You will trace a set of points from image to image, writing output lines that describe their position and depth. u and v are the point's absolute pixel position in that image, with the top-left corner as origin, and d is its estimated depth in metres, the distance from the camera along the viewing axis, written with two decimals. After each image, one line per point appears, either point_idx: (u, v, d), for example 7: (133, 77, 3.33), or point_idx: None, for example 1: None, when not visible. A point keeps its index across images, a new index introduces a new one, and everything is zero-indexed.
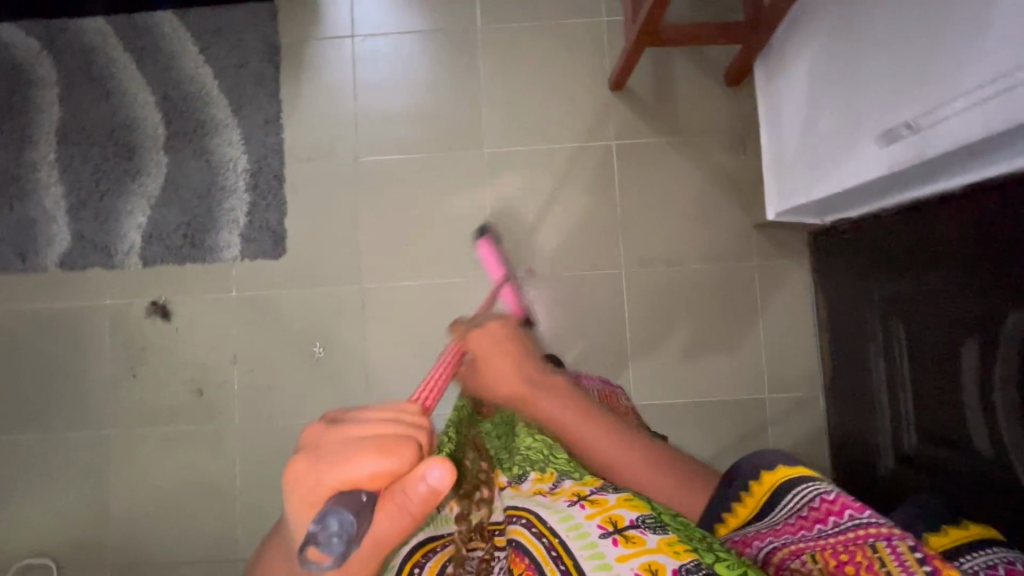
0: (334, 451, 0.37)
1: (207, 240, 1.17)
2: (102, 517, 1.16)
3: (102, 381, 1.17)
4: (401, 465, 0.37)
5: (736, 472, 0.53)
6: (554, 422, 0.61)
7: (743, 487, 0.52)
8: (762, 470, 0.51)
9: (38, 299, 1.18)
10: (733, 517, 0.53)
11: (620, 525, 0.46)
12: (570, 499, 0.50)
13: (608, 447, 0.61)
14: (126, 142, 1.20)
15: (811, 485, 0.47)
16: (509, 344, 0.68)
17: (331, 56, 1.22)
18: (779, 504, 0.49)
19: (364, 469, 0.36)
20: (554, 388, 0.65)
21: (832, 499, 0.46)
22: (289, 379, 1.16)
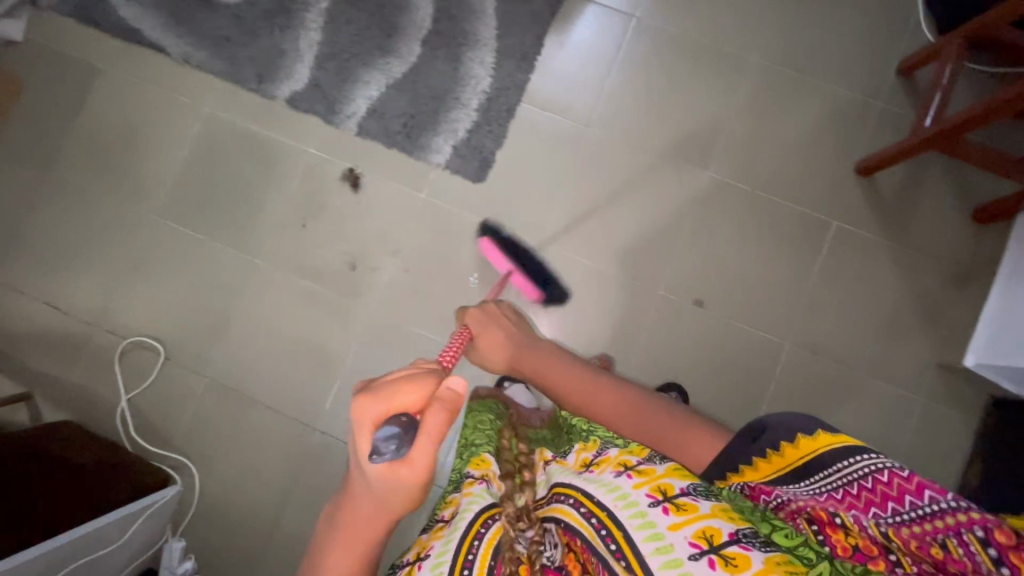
0: (382, 390, 0.60)
1: (421, 138, 1.21)
2: (219, 333, 1.22)
3: (274, 216, 1.24)
4: (426, 389, 0.62)
5: (771, 430, 0.65)
6: (532, 365, 0.94)
7: (780, 440, 0.63)
8: (801, 434, 0.62)
9: (256, 122, 1.25)
10: (760, 465, 0.65)
11: (671, 495, 0.55)
12: (617, 471, 0.60)
13: (594, 394, 0.87)
14: (391, 20, 1.25)
15: (863, 463, 0.57)
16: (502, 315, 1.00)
17: (605, 25, 1.23)
18: (820, 470, 0.60)
19: (408, 399, 0.60)
20: (542, 352, 0.95)
21: (888, 482, 0.55)
22: (435, 293, 1.19)
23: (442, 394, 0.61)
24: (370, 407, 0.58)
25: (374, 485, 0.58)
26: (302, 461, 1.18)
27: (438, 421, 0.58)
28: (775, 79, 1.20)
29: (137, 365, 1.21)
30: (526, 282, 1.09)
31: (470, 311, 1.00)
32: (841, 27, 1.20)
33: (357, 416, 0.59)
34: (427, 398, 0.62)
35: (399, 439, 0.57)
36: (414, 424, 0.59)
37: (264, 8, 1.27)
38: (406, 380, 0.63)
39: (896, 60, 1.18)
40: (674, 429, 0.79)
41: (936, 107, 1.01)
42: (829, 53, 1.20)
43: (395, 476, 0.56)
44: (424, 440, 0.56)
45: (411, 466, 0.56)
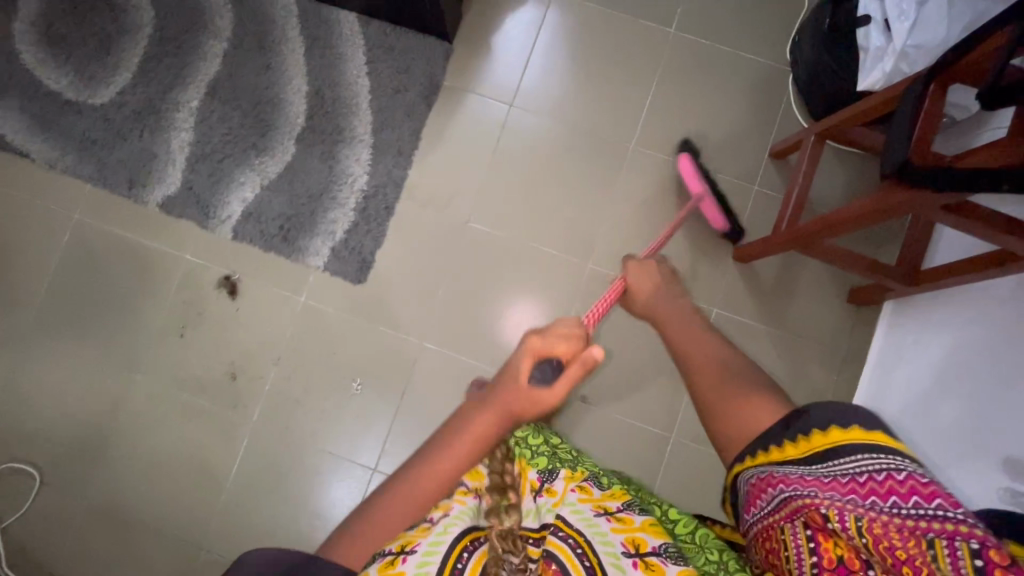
0: (549, 337, 0.64)
1: (299, 240, 1.18)
2: (97, 453, 1.17)
3: (151, 327, 1.19)
4: (583, 344, 0.62)
5: (804, 415, 0.54)
6: (669, 329, 0.73)
7: (810, 428, 0.53)
8: (835, 422, 0.52)
9: (129, 229, 1.21)
10: (777, 450, 0.55)
11: (643, 551, 0.59)
12: (597, 510, 0.64)
13: (682, 338, 0.70)
14: (265, 118, 1.21)
15: (873, 461, 0.49)
16: (657, 276, 0.83)
17: (483, 116, 1.22)
18: (833, 460, 0.51)
19: (560, 344, 0.64)
20: (678, 312, 0.76)
21: (900, 480, 0.48)
22: (319, 401, 1.16)
23: (584, 355, 0.60)
24: (532, 342, 0.63)
25: (511, 394, 0.60)
26: None
27: (573, 376, 0.59)
28: (654, 164, 1.20)
29: (12, 492, 1.16)
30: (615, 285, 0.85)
31: (632, 262, 0.86)
32: (717, 109, 1.20)
33: (523, 345, 0.64)
34: (576, 351, 0.62)
35: (550, 374, 0.61)
36: (565, 367, 0.62)
37: (131, 108, 1.22)
38: (562, 338, 0.64)
39: (770, 143, 1.19)
40: (739, 393, 0.61)
41: (790, 213, 1.03)
42: (706, 136, 1.20)
43: (527, 399, 0.60)
44: (559, 386, 0.59)
45: (548, 395, 0.60)
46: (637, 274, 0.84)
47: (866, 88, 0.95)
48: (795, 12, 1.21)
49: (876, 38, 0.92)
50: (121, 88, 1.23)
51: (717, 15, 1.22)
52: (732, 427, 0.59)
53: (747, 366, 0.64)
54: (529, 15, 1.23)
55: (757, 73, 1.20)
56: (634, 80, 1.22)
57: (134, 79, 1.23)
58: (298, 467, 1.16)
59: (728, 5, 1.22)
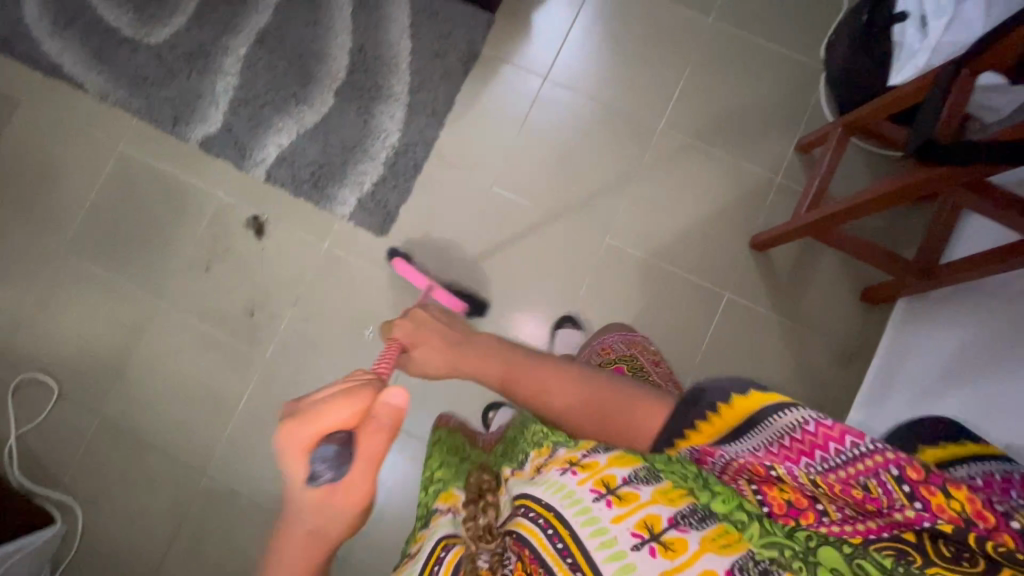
0: (314, 411, 0.57)
1: (328, 189, 1.22)
2: (115, 374, 1.22)
3: (179, 258, 1.24)
4: (360, 404, 0.58)
5: (703, 395, 0.61)
6: (467, 359, 0.88)
7: (714, 405, 0.59)
8: (723, 401, 0.58)
9: (168, 163, 1.26)
10: (701, 430, 0.60)
11: (614, 486, 0.51)
12: (562, 467, 0.55)
13: (541, 380, 0.79)
14: (308, 70, 1.26)
15: (792, 418, 0.53)
16: (433, 325, 0.93)
17: (517, 87, 1.25)
18: (755, 429, 0.55)
19: (342, 414, 0.57)
20: (499, 357, 0.87)
21: (815, 429, 0.51)
22: (331, 345, 1.20)
23: (379, 411, 0.58)
24: (299, 433, 0.55)
25: (307, 514, 0.56)
26: (189, 506, 1.17)
27: (377, 441, 0.57)
28: (680, 148, 1.22)
29: (31, 401, 1.21)
30: (447, 296, 1.14)
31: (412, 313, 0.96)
32: (747, 100, 1.22)
33: (282, 442, 0.56)
34: (359, 416, 0.58)
35: (333, 460, 0.55)
36: (350, 440, 0.57)
37: (183, 50, 1.28)
38: (336, 392, 0.60)
39: (795, 137, 1.21)
40: (623, 404, 0.72)
41: (809, 201, 1.04)
42: (733, 126, 1.22)
43: (335, 494, 0.56)
44: (360, 467, 0.55)
45: (354, 477, 0.55)
46: (427, 327, 0.93)
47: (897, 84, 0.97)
48: (832, 13, 1.23)
49: (912, 35, 0.94)
50: (175, 30, 1.29)
51: (755, 9, 1.24)
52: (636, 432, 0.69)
53: (595, 376, 0.78)
54: None
55: (790, 68, 1.22)
56: (668, 65, 1.24)
57: (188, 23, 1.29)
58: None
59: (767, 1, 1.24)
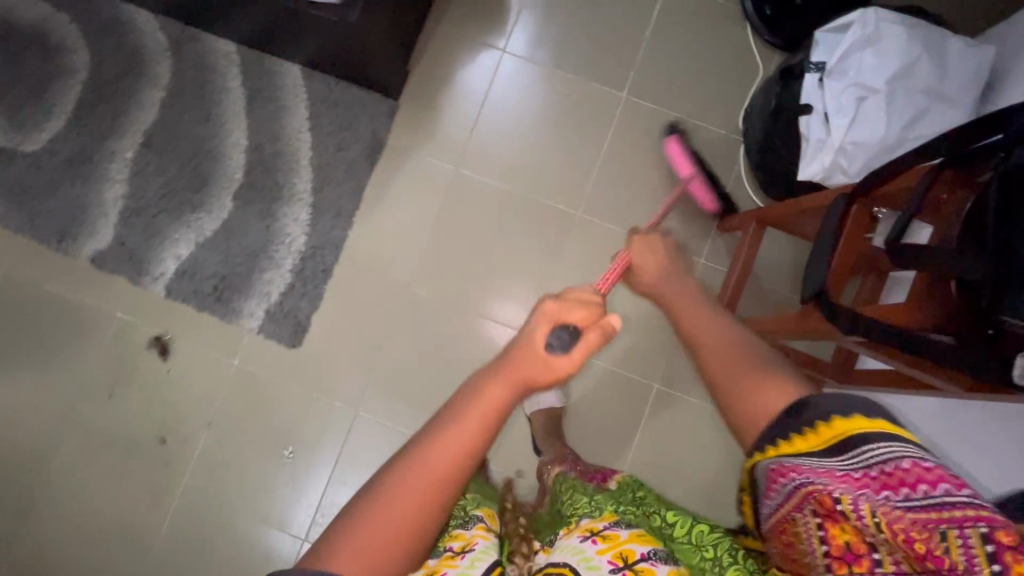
0: (563, 306, 0.64)
1: (233, 301, 1.15)
2: (20, 515, 1.14)
3: (79, 385, 1.16)
4: (585, 318, 0.65)
5: (811, 403, 0.47)
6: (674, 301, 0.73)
7: (818, 416, 0.46)
8: (836, 414, 0.45)
9: (58, 283, 1.18)
10: (797, 440, 0.47)
11: (632, 561, 0.54)
12: (584, 535, 0.59)
13: (685, 313, 0.69)
14: (202, 173, 1.18)
15: (883, 450, 0.43)
16: (661, 248, 0.85)
17: (427, 175, 1.19)
18: (848, 453, 0.44)
19: (575, 312, 0.64)
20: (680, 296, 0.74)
21: (906, 468, 0.41)
22: (250, 468, 1.14)
23: (604, 322, 0.64)
24: (552, 309, 0.64)
25: (532, 360, 0.59)
26: None
27: (595, 338, 0.62)
28: (602, 231, 1.17)
29: None
30: (703, 192, 1.11)
31: (636, 236, 0.88)
32: (665, 178, 1.18)
33: (541, 312, 0.63)
34: (585, 321, 0.65)
35: (562, 337, 0.61)
36: (575, 334, 0.62)
37: (63, 156, 1.18)
38: (579, 300, 0.66)
39: (718, 214, 1.17)
40: (747, 373, 0.54)
41: (727, 302, 1.02)
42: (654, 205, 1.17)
43: (547, 359, 0.59)
44: (579, 351, 0.60)
45: (561, 362, 0.60)
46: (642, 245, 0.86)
47: (805, 178, 0.91)
48: (745, 82, 1.19)
49: (817, 129, 0.90)
50: (52, 135, 1.19)
51: (667, 80, 1.20)
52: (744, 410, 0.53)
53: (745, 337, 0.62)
54: (479, 73, 1.21)
55: (707, 142, 1.18)
56: (584, 144, 1.19)
57: (68, 126, 1.19)
58: (227, 534, 1.13)
59: (678, 72, 1.20)
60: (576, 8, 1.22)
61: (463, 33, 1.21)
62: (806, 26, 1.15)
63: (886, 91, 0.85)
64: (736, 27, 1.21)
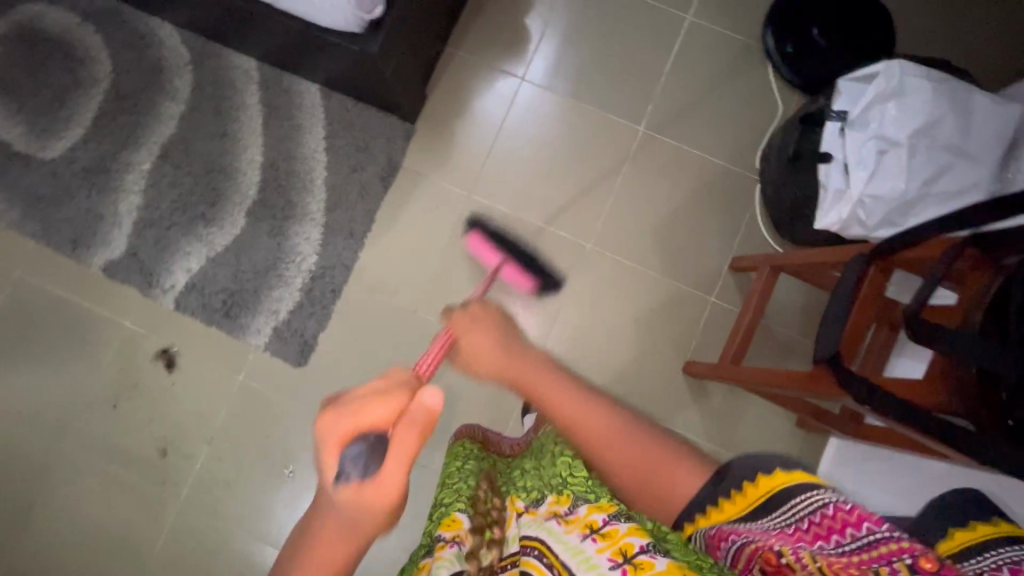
0: (351, 406, 0.59)
1: (241, 318, 1.15)
2: (19, 519, 1.15)
3: (84, 395, 1.17)
4: (400, 401, 0.60)
5: (733, 471, 0.57)
6: (534, 384, 0.73)
7: (735, 485, 0.56)
8: (749, 477, 0.55)
9: (69, 291, 1.18)
10: (725, 505, 0.57)
11: (631, 555, 0.53)
12: (583, 530, 0.57)
13: (562, 404, 0.70)
14: (216, 187, 1.18)
15: (805, 500, 0.50)
16: (488, 323, 0.81)
17: (440, 200, 1.19)
18: (773, 512, 0.52)
19: (378, 411, 0.59)
20: (535, 363, 0.75)
21: (832, 514, 0.48)
22: (250, 485, 1.14)
23: (414, 409, 0.58)
24: (336, 425, 0.57)
25: (341, 510, 0.57)
26: None
27: (410, 435, 0.57)
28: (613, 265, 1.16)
29: None
30: (520, 274, 0.97)
31: (456, 314, 0.83)
32: (679, 213, 1.17)
33: (324, 437, 0.57)
34: (394, 414, 0.59)
35: (363, 458, 0.56)
36: (382, 441, 0.58)
37: (80, 165, 1.19)
38: (382, 385, 0.62)
39: (731, 254, 1.16)
40: (657, 461, 0.64)
41: (737, 346, 1.01)
42: (667, 241, 1.16)
43: (364, 492, 0.56)
44: (389, 470, 0.56)
45: (386, 480, 0.56)
46: (472, 332, 0.80)
47: (821, 227, 0.91)
48: (764, 121, 1.19)
49: (836, 180, 0.89)
50: (71, 144, 1.20)
51: (684, 115, 1.20)
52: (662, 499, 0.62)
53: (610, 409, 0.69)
54: (497, 98, 1.21)
55: (722, 179, 1.18)
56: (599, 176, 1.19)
57: (87, 135, 1.20)
58: (222, 550, 1.13)
59: (696, 108, 1.20)
60: (596, 39, 1.22)
61: (482, 58, 1.21)
62: (827, 69, 1.14)
63: (908, 145, 0.84)
64: (757, 65, 1.20)
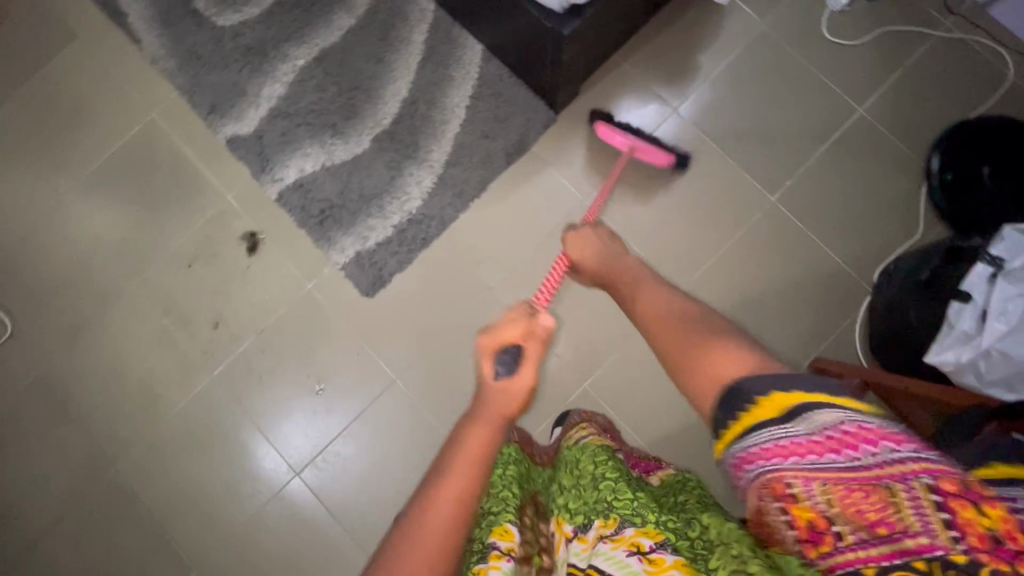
0: (499, 326, 0.67)
1: (331, 231, 1.18)
2: (69, 332, 1.20)
3: (167, 246, 1.22)
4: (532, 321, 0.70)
5: (745, 385, 0.47)
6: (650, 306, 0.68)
7: (750, 398, 0.46)
8: (765, 394, 0.46)
9: (190, 148, 1.24)
10: (737, 425, 0.47)
11: None
12: (628, 550, 0.55)
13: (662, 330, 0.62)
14: (355, 105, 1.22)
15: (831, 415, 0.43)
16: (596, 240, 0.91)
17: (554, 194, 1.19)
18: (791, 427, 0.44)
19: (511, 324, 0.70)
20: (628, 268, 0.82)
21: (853, 431, 0.42)
22: (279, 386, 1.17)
23: (538, 330, 0.69)
24: (491, 337, 0.66)
25: (493, 401, 0.59)
26: (89, 486, 1.16)
27: (536, 347, 0.66)
28: None
29: None
30: (653, 153, 1.13)
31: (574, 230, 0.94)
32: (778, 292, 1.14)
33: (484, 341, 0.66)
34: (526, 333, 0.67)
35: (513, 360, 0.63)
36: (522, 350, 0.65)
37: (244, 41, 1.25)
38: (509, 316, 0.70)
39: (815, 354, 1.12)
40: (696, 341, 0.56)
41: None
42: (756, 315, 1.14)
43: (511, 387, 0.61)
44: (519, 384, 0.61)
45: (518, 384, 0.61)
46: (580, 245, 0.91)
47: (933, 361, 0.87)
48: (896, 237, 1.15)
49: (968, 322, 0.85)
50: (244, 19, 1.25)
51: (820, 202, 1.16)
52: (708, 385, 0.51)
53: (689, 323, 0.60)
54: (644, 119, 1.20)
55: (832, 277, 1.14)
56: (714, 229, 1.17)
57: (260, 17, 1.25)
58: (233, 433, 1.16)
59: (834, 200, 1.16)
60: (760, 98, 1.20)
61: (644, 76, 1.21)
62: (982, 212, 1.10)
63: None
64: (912, 181, 1.16)
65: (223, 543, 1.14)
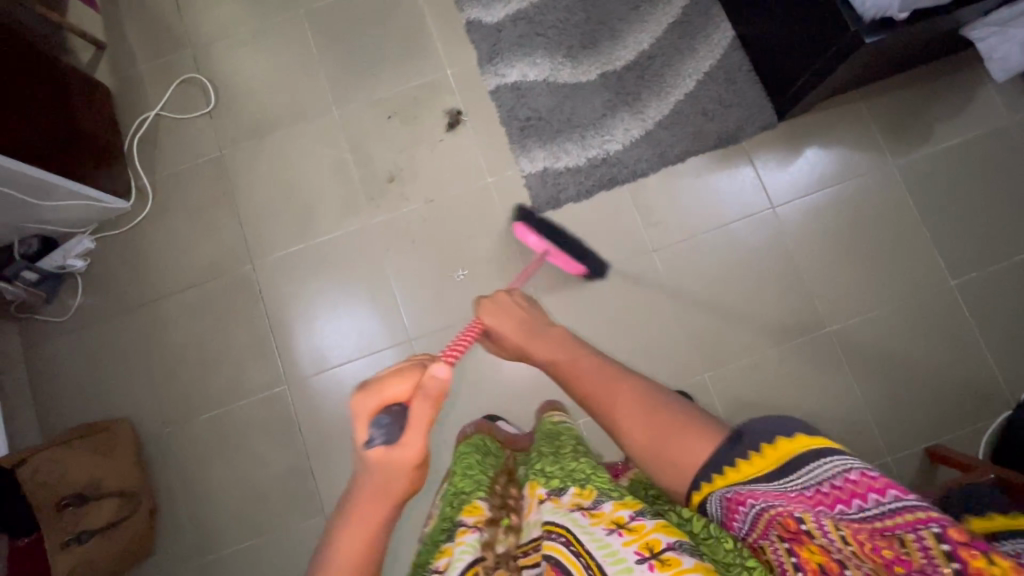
0: (373, 386, 0.60)
1: (529, 140, 1.22)
2: (257, 130, 1.26)
3: (374, 91, 1.26)
4: (409, 377, 0.61)
5: (746, 431, 0.54)
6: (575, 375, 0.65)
7: (752, 446, 0.53)
8: (766, 440, 0.52)
9: (431, 15, 1.28)
10: (732, 471, 0.53)
11: (658, 550, 0.50)
12: (608, 525, 0.54)
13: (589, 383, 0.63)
14: (597, 37, 1.25)
15: (833, 461, 0.49)
16: (515, 311, 0.77)
17: (744, 193, 1.21)
18: (797, 471, 0.51)
19: (397, 388, 0.60)
20: (550, 341, 0.71)
21: (854, 480, 0.48)
22: (425, 257, 1.21)
23: (426, 382, 0.60)
24: (365, 402, 0.59)
25: (374, 472, 0.56)
26: (220, 271, 1.21)
27: (424, 407, 0.58)
28: (831, 359, 1.15)
29: (183, 98, 1.27)
30: (567, 260, 1.11)
31: (486, 300, 0.80)
32: (921, 370, 1.14)
33: (358, 409, 0.58)
34: (410, 389, 0.60)
35: (390, 427, 0.57)
36: (402, 412, 0.59)
37: None
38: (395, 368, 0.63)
39: (935, 440, 1.12)
40: (662, 428, 0.57)
41: None
42: (890, 381, 1.14)
43: (383, 461, 0.55)
44: (393, 454, 0.55)
45: (400, 453, 0.55)
46: (489, 313, 0.77)
47: None
48: None
49: None
50: None
51: (997, 306, 1.15)
52: (662, 466, 0.57)
53: (634, 379, 0.62)
54: (856, 160, 1.21)
55: (980, 377, 1.14)
56: (882, 287, 1.17)
57: None
58: (365, 281, 1.21)
59: (1012, 308, 1.15)
60: (977, 186, 1.19)
61: (874, 121, 1.22)
62: None
63: None
64: None
65: (316, 374, 1.18)
